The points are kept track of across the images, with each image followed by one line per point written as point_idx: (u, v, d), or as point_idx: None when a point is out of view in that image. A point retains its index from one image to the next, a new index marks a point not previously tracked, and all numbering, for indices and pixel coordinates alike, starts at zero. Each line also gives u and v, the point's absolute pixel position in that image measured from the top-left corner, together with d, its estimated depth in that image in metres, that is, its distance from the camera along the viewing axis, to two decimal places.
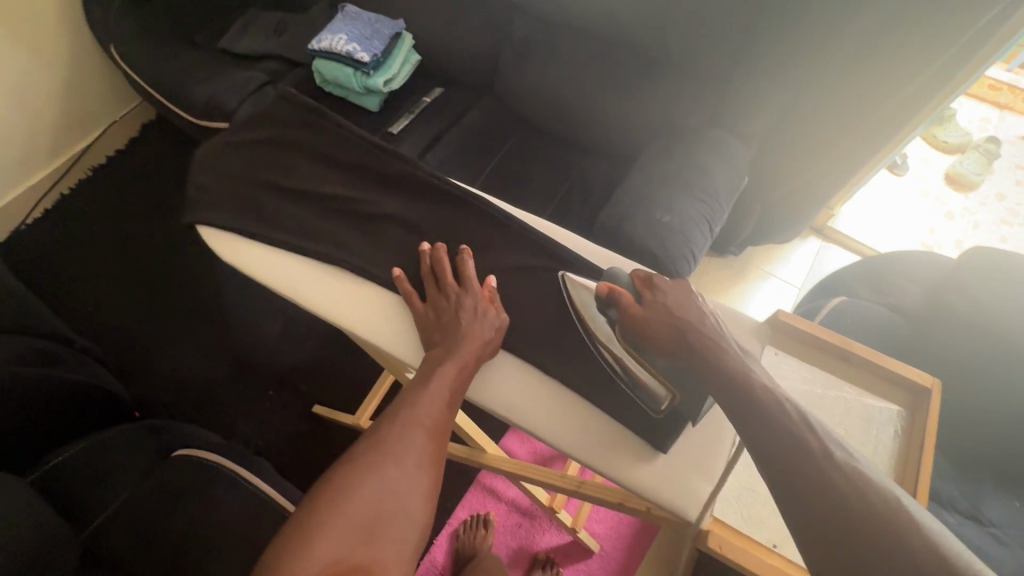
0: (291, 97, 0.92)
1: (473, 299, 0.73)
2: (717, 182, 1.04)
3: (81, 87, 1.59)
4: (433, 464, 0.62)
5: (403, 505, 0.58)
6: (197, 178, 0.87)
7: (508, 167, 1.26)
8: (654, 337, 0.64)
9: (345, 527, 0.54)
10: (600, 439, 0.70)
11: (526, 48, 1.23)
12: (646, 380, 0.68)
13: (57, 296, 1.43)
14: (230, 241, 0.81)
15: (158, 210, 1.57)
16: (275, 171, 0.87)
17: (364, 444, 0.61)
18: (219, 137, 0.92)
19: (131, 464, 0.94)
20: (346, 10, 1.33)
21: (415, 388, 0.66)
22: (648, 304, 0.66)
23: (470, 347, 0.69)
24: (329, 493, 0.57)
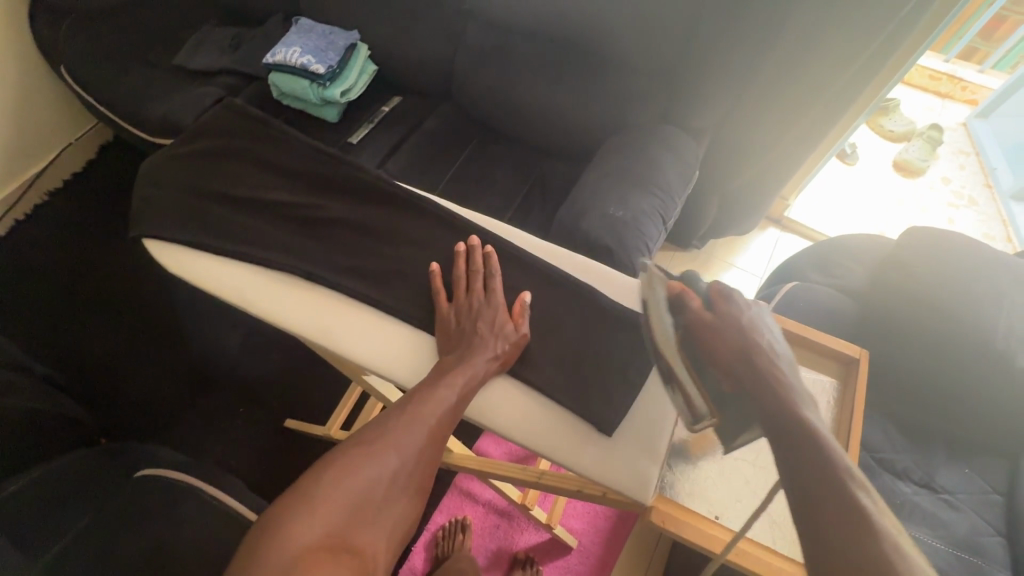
0: (239, 110, 0.94)
1: (495, 311, 0.75)
2: (668, 175, 1.08)
3: (33, 111, 1.56)
4: (431, 465, 0.63)
5: (397, 500, 0.59)
6: (143, 193, 0.87)
7: (469, 171, 1.28)
8: (718, 346, 0.61)
9: (342, 506, 0.55)
10: (549, 424, 0.73)
11: (480, 54, 1.26)
12: (693, 393, 0.61)
13: (12, 323, 1.39)
14: (177, 253, 0.81)
15: (118, 231, 1.55)
16: (220, 180, 0.87)
17: (366, 433, 0.62)
18: (166, 150, 0.93)
19: (89, 487, 0.93)
20: (300, 23, 1.34)
21: (427, 385, 0.67)
22: (721, 314, 0.63)
23: (481, 358, 0.70)
24: (330, 472, 0.58)
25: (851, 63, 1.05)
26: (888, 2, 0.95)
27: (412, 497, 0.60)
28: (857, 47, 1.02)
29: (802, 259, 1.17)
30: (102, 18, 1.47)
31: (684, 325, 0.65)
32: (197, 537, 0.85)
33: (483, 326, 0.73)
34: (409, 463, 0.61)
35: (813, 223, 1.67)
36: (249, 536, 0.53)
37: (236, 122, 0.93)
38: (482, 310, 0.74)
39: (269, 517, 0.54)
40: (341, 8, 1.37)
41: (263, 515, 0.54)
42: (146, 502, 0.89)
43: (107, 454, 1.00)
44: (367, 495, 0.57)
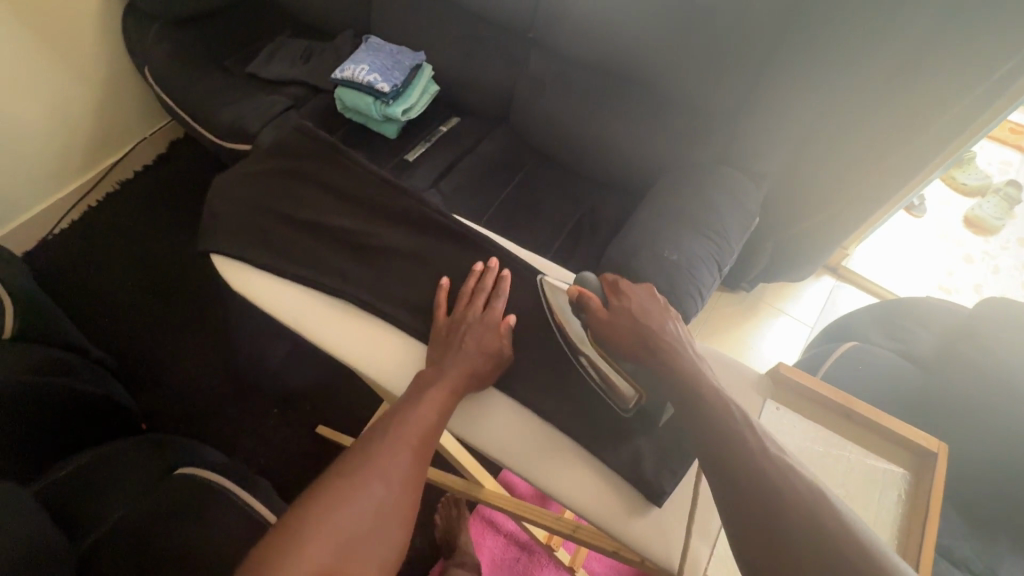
0: (309, 131, 0.94)
1: (486, 327, 0.77)
2: (726, 221, 1.05)
3: (115, 106, 1.66)
4: (415, 486, 0.65)
5: (383, 527, 0.61)
6: (212, 205, 0.90)
7: (519, 196, 1.27)
8: (619, 339, 0.71)
9: (324, 542, 0.58)
10: (575, 476, 0.73)
11: (541, 82, 1.26)
12: (620, 383, 0.72)
13: (75, 304, 1.48)
14: (238, 268, 0.84)
15: (179, 225, 1.62)
16: (284, 202, 0.90)
17: (347, 465, 0.65)
18: (237, 167, 0.96)
19: (130, 478, 0.94)
20: (369, 41, 1.38)
21: (405, 405, 0.70)
22: (614, 310, 0.72)
23: (460, 372, 0.72)
24: (313, 505, 0.60)
25: (931, 123, 1.00)
26: (982, 61, 0.89)
27: (398, 522, 0.62)
28: (938, 108, 0.98)
29: (864, 316, 1.11)
30: (187, 23, 1.55)
31: (589, 325, 0.74)
32: (221, 543, 0.86)
33: (471, 340, 0.75)
34: (393, 488, 0.63)
35: (874, 275, 1.59)
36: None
37: (302, 141, 0.95)
38: (472, 324, 0.77)
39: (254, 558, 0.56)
40: (410, 28, 1.40)
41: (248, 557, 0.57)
42: (181, 502, 0.91)
43: (153, 447, 1.01)
44: (349, 526, 0.60)
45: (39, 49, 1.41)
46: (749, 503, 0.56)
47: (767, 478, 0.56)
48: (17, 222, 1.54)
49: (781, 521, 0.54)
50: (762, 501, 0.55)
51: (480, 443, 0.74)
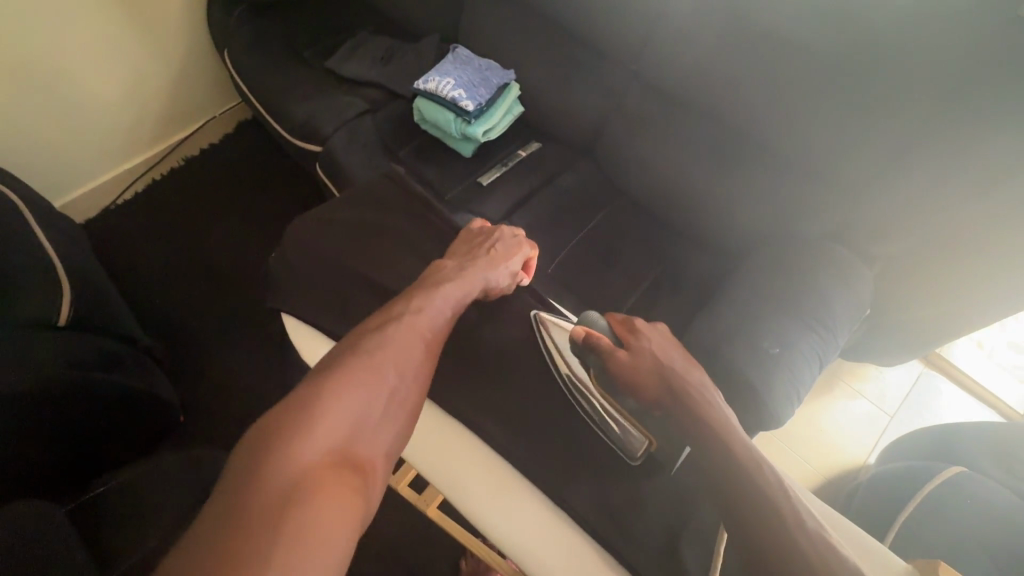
0: (401, 185, 1.02)
1: (500, 257, 0.89)
2: (835, 312, 0.93)
3: (191, 83, 1.63)
4: (425, 373, 0.71)
5: (396, 404, 0.66)
6: (293, 253, 0.94)
7: (596, 240, 1.18)
8: (642, 381, 0.76)
9: (347, 415, 0.61)
10: (545, 539, 0.73)
11: (639, 119, 1.16)
12: (628, 427, 0.76)
13: (129, 283, 1.47)
14: (309, 335, 0.88)
15: (238, 213, 1.59)
16: (359, 257, 0.94)
17: (365, 340, 0.68)
18: (317, 212, 0.99)
19: (161, 499, 0.90)
20: (458, 52, 1.30)
21: (421, 299, 0.76)
22: (632, 351, 0.78)
23: (473, 280, 0.82)
24: (333, 379, 0.63)
25: None
26: None
27: (409, 409, 0.68)
28: None
29: (976, 440, 1.01)
30: (270, 7, 1.50)
31: (603, 364, 0.79)
32: None
33: (487, 261, 0.87)
34: (409, 372, 0.69)
35: (973, 370, 1.43)
36: (246, 440, 0.58)
37: (385, 193, 1.02)
38: (488, 247, 0.90)
39: (271, 425, 0.58)
40: (504, 43, 1.31)
41: (267, 418, 0.59)
42: None
43: (193, 466, 0.98)
44: (366, 404, 0.63)
45: (122, 19, 1.39)
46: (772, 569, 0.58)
47: (790, 539, 0.59)
48: (78, 190, 1.53)
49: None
50: (785, 566, 0.58)
51: (443, 469, 0.78)
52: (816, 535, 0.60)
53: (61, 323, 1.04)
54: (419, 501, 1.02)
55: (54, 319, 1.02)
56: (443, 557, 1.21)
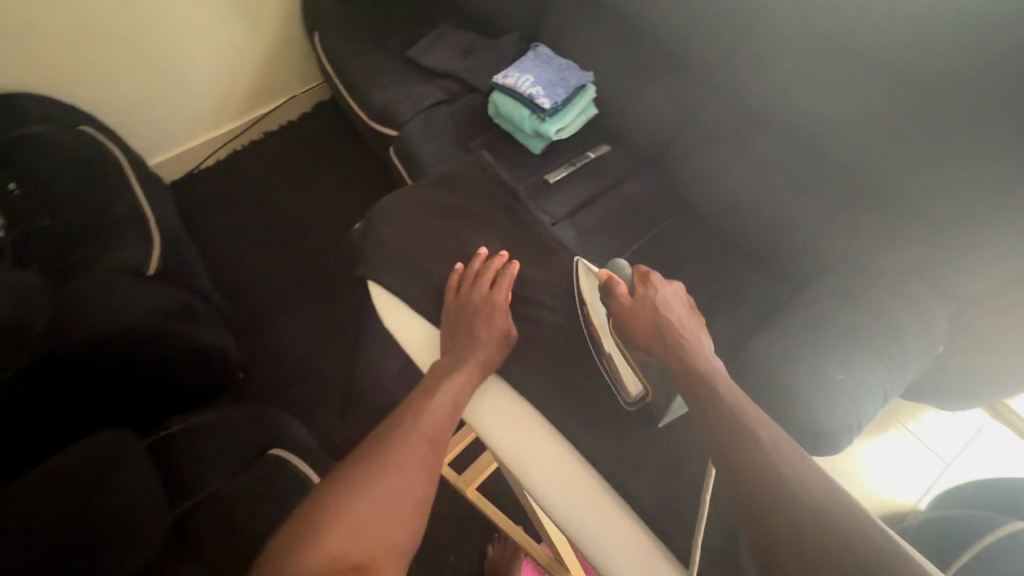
0: (487, 166, 1.01)
1: (493, 309, 0.83)
2: (905, 347, 0.90)
3: (279, 62, 1.71)
4: (430, 472, 0.68)
5: (399, 508, 0.64)
6: (380, 228, 0.95)
7: (656, 248, 1.18)
8: (637, 327, 0.76)
9: (349, 527, 0.60)
10: (594, 512, 0.68)
11: (713, 130, 1.15)
12: (628, 371, 0.78)
13: (205, 244, 1.58)
14: (392, 307, 0.90)
15: (310, 188, 1.67)
16: (442, 244, 0.93)
17: (367, 451, 0.68)
18: (409, 189, 1.00)
19: (224, 447, 0.94)
20: (538, 51, 1.33)
21: (421, 399, 0.74)
22: (638, 298, 0.77)
23: (472, 364, 0.77)
24: (333, 494, 0.63)
25: None
26: None
27: (413, 510, 0.64)
28: None
29: None
30: None
31: (613, 312, 0.79)
32: None
33: (483, 325, 0.82)
34: (410, 474, 0.66)
35: None
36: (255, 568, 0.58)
37: (472, 177, 1.00)
38: (482, 303, 0.83)
39: (274, 549, 0.58)
40: (586, 47, 1.33)
41: (271, 543, 0.60)
42: (264, 487, 0.90)
43: (252, 419, 1.00)
44: (364, 518, 0.61)
45: None
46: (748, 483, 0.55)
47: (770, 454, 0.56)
48: (169, 153, 1.65)
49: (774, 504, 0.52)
50: (759, 483, 0.54)
51: (501, 426, 0.75)
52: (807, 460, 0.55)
53: (149, 273, 1.16)
54: (458, 480, 1.07)
55: (143, 269, 1.15)
56: (471, 543, 1.23)
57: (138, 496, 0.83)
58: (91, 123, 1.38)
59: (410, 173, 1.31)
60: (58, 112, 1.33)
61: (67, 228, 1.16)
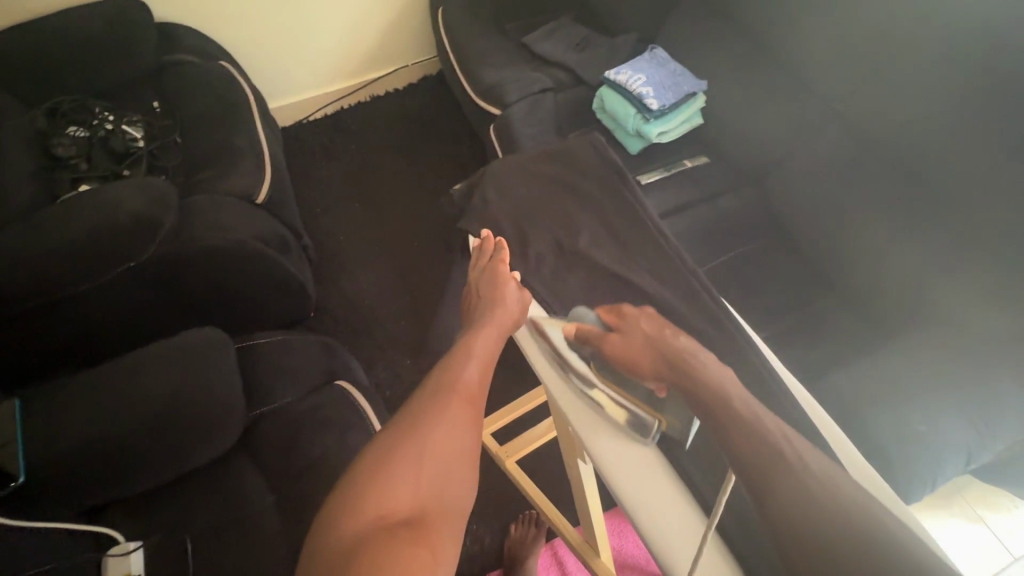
0: (601, 148, 1.01)
1: (492, 285, 0.83)
2: (1002, 416, 0.84)
3: (400, 31, 1.80)
4: (468, 428, 0.66)
5: (443, 466, 0.62)
6: (486, 189, 0.99)
7: (738, 266, 1.15)
8: (636, 360, 0.63)
9: (397, 492, 0.59)
10: (650, 491, 0.64)
11: (823, 158, 1.12)
12: (639, 416, 0.64)
13: (303, 188, 1.69)
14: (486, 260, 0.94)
15: (405, 153, 1.75)
16: (546, 211, 0.96)
17: (402, 418, 0.66)
18: (518, 158, 1.03)
19: (299, 369, 1.00)
20: (655, 54, 1.33)
21: (451, 362, 0.72)
22: (620, 334, 0.66)
23: (494, 327, 0.76)
24: (374, 458, 0.62)
25: None
26: None
27: (455, 465, 0.63)
28: None
29: None
30: None
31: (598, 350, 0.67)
32: (347, 464, 0.91)
33: (488, 289, 0.83)
34: (448, 432, 0.64)
35: None
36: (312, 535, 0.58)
37: (581, 151, 1.02)
38: (482, 287, 0.85)
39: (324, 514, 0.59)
40: (704, 57, 1.33)
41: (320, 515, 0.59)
42: (330, 414, 0.96)
43: (325, 352, 1.06)
44: (410, 479, 0.60)
45: None
46: (778, 513, 0.50)
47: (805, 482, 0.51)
48: (286, 100, 1.79)
49: (806, 527, 0.48)
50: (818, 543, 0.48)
51: (549, 376, 0.72)
52: (829, 469, 0.53)
53: (257, 202, 1.24)
54: (500, 451, 1.11)
55: (252, 197, 1.23)
56: (496, 517, 1.25)
57: (221, 393, 0.90)
58: (228, 60, 1.50)
59: (506, 152, 1.34)
60: (203, 44, 1.47)
61: (197, 150, 1.30)
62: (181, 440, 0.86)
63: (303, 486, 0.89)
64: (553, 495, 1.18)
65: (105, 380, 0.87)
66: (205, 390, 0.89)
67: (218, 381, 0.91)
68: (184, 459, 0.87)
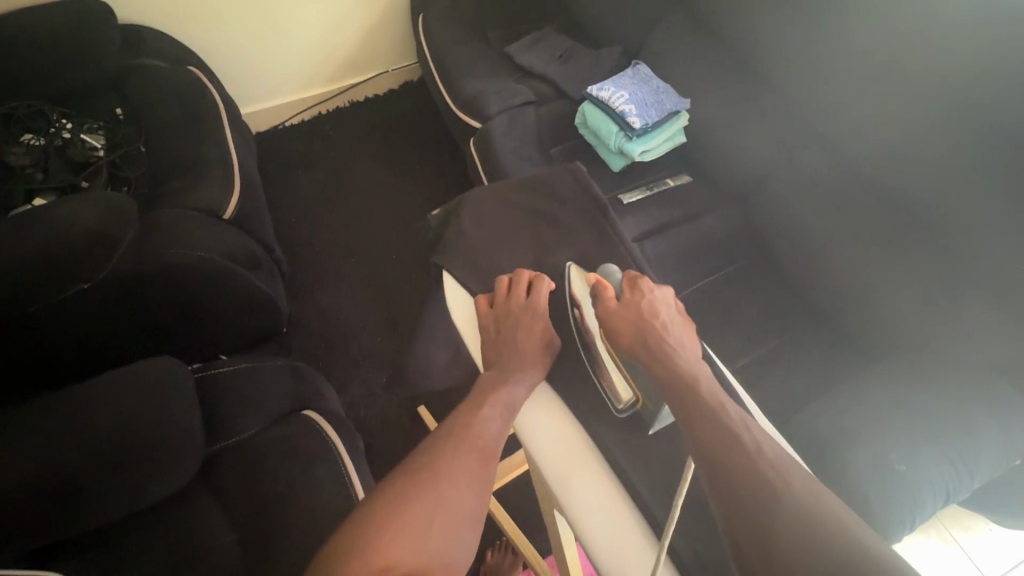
0: (582, 181, 0.99)
1: (533, 321, 0.80)
2: (981, 454, 0.83)
3: (379, 37, 1.75)
4: (481, 483, 0.64)
5: (452, 520, 0.59)
6: (461, 223, 0.94)
7: (720, 290, 1.14)
8: (626, 330, 0.73)
9: (406, 540, 0.55)
10: (629, 549, 0.63)
11: (805, 182, 1.12)
12: (617, 378, 0.75)
13: (278, 198, 1.64)
14: (461, 299, 0.88)
15: (384, 163, 1.71)
16: (524, 244, 0.93)
17: (417, 462, 0.64)
18: (493, 188, 0.99)
19: (263, 397, 0.96)
20: (638, 69, 1.31)
21: (470, 412, 0.71)
22: (627, 302, 0.75)
23: (522, 376, 0.75)
24: (384, 502, 0.59)
25: None
26: None
27: (465, 521, 0.60)
28: None
29: None
30: None
31: (600, 312, 0.76)
32: (313, 499, 0.87)
33: (522, 332, 0.79)
34: (461, 486, 0.62)
35: None
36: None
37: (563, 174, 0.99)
38: (520, 319, 0.80)
39: (324, 555, 0.54)
40: (688, 75, 1.31)
41: (316, 561, 0.54)
42: (296, 444, 0.92)
43: (292, 378, 1.03)
44: (420, 530, 0.57)
45: None
46: (733, 497, 0.54)
47: (766, 478, 0.55)
48: (261, 105, 1.73)
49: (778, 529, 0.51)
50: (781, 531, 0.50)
51: (541, 430, 0.73)
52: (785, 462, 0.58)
53: (224, 217, 1.19)
54: None
55: (219, 212, 1.18)
56: (473, 543, 1.22)
57: (178, 427, 0.86)
58: (199, 64, 1.44)
59: (486, 167, 1.31)
60: (172, 48, 1.41)
61: (162, 160, 1.24)
62: (131, 480, 0.81)
63: (268, 523, 0.85)
64: (530, 522, 1.15)
65: (52, 415, 0.82)
66: (160, 425, 0.84)
67: (174, 415, 0.86)
68: (138, 499, 0.82)
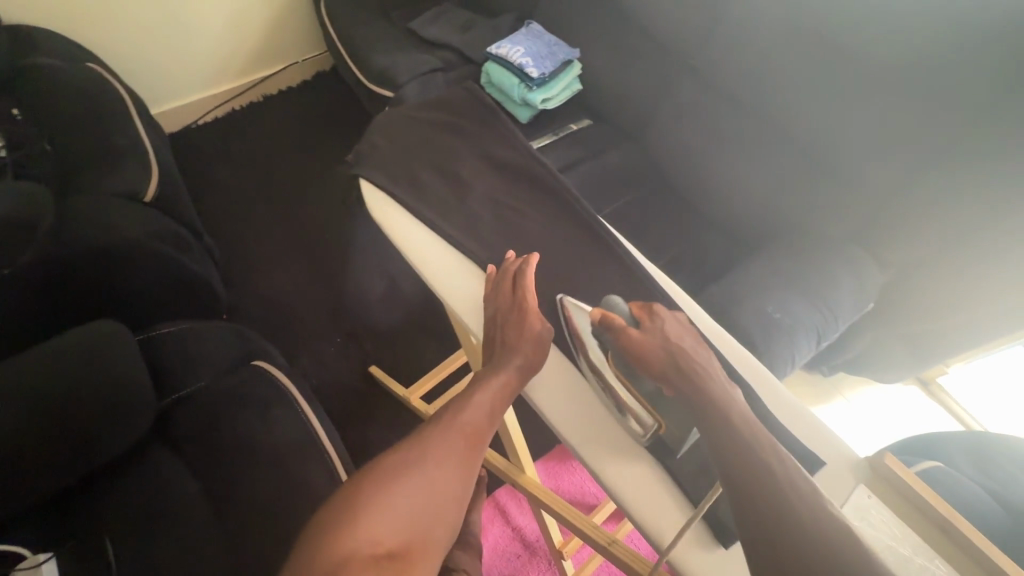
0: (473, 92, 1.12)
1: (527, 306, 0.77)
2: (840, 296, 1.01)
3: (285, 27, 1.79)
4: (465, 467, 0.63)
5: (437, 505, 0.59)
6: (372, 139, 1.06)
7: (626, 213, 1.28)
8: (645, 363, 0.65)
9: (387, 520, 0.55)
10: (651, 491, 0.67)
11: (683, 110, 1.27)
12: (636, 409, 0.69)
13: (199, 191, 1.64)
14: (379, 196, 0.98)
15: (305, 147, 1.74)
16: (427, 151, 1.04)
17: (407, 439, 0.63)
18: (401, 110, 1.12)
19: (211, 354, 0.99)
20: (531, 28, 1.43)
21: (463, 394, 0.69)
22: (646, 331, 0.67)
23: (516, 361, 0.72)
24: (371, 480, 0.58)
25: None
26: None
27: (449, 504, 0.59)
28: None
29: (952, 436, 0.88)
30: None
31: (613, 347, 0.69)
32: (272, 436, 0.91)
33: (514, 330, 0.75)
34: (449, 470, 0.61)
35: (975, 406, 1.40)
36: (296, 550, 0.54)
37: (472, 110, 1.10)
38: (514, 302, 0.78)
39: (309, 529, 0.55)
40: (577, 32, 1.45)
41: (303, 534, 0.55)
42: (248, 391, 0.95)
43: (237, 335, 1.05)
44: (404, 508, 0.56)
45: None
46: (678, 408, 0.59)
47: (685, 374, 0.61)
48: (171, 106, 1.73)
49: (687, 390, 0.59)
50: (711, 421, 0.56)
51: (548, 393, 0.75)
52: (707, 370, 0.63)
53: (146, 200, 1.18)
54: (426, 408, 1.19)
55: (140, 195, 1.17)
56: None
57: (127, 380, 0.88)
58: (97, 62, 1.43)
59: None
60: (67, 49, 1.38)
61: (71, 153, 1.22)
62: (81, 429, 0.83)
63: (230, 463, 0.89)
64: None
65: None
66: (108, 378, 0.87)
67: (121, 369, 0.88)
68: (93, 455, 0.84)
